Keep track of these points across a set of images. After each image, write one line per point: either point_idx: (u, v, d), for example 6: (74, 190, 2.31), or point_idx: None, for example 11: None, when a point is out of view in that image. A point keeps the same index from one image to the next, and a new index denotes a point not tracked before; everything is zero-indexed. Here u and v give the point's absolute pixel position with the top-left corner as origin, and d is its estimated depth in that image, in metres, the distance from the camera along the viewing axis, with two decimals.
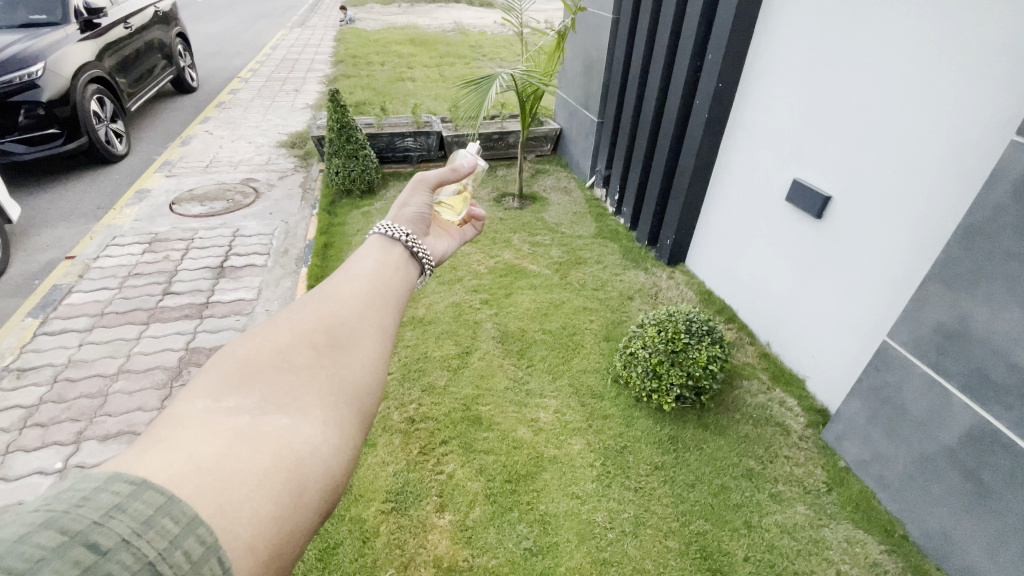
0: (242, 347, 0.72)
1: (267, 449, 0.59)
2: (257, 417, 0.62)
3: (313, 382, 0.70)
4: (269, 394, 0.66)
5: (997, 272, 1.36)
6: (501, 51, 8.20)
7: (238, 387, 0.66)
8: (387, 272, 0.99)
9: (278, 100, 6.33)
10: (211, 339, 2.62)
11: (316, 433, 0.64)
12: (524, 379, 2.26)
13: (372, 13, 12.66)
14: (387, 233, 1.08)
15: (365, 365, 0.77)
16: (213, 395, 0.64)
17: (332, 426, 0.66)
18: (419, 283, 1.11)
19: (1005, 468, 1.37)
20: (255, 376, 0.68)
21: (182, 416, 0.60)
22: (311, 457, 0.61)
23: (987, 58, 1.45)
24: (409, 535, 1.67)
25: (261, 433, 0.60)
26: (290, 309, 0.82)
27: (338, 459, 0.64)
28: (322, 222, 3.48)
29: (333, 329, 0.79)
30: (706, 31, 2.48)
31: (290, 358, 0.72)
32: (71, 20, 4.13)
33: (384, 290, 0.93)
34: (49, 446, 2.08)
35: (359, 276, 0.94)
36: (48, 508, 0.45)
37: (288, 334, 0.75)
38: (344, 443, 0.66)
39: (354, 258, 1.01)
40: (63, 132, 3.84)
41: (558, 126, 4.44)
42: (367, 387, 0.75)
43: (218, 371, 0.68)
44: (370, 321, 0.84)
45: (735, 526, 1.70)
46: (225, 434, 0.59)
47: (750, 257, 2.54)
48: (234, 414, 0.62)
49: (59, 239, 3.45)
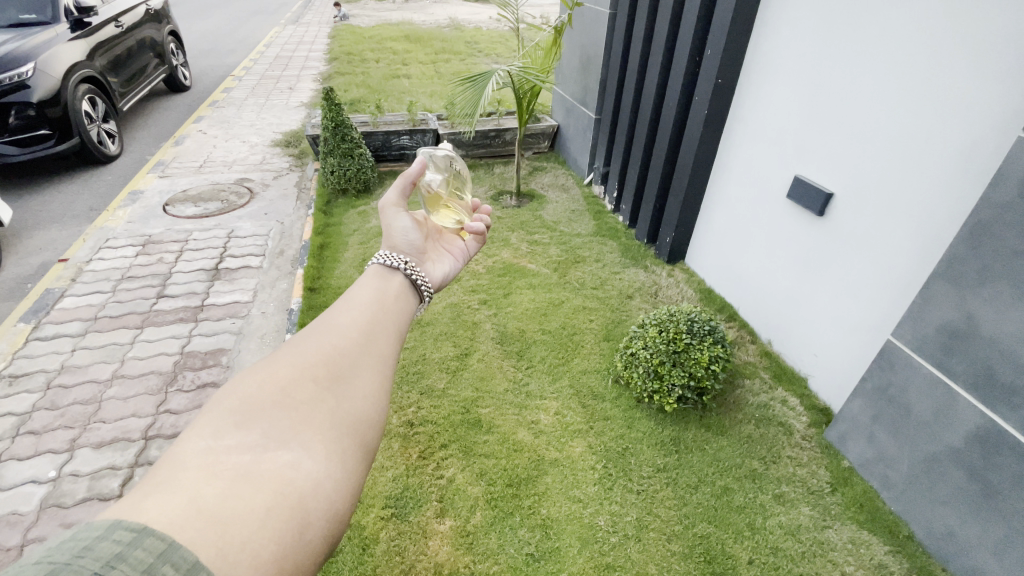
0: (244, 384, 0.70)
1: (269, 489, 0.57)
2: (258, 455, 0.61)
3: (315, 416, 0.68)
4: (270, 430, 0.64)
5: (1003, 271, 1.34)
6: (497, 47, 8.15)
7: (239, 424, 0.64)
8: (387, 300, 0.97)
9: (272, 98, 6.26)
10: (207, 343, 2.59)
11: (318, 469, 0.62)
12: (524, 380, 2.24)
13: (367, 9, 12.54)
14: (386, 263, 1.06)
15: (367, 398, 0.75)
16: (214, 432, 0.62)
17: (334, 461, 0.65)
18: (419, 311, 1.10)
19: (1011, 469, 1.36)
20: (256, 413, 0.66)
21: (183, 456, 0.58)
22: (314, 494, 0.60)
23: (986, 53, 1.44)
24: (410, 542, 1.64)
25: (263, 471, 0.59)
26: (290, 342, 0.80)
27: (340, 495, 0.63)
28: (318, 222, 3.44)
29: (334, 361, 0.77)
30: (705, 26, 2.45)
31: (291, 393, 0.70)
32: (62, 20, 4.07)
33: (385, 317, 0.91)
34: (42, 454, 2.05)
35: (359, 305, 0.91)
36: (48, 560, 0.43)
37: (289, 368, 0.73)
38: (347, 478, 0.65)
39: (354, 286, 0.99)
40: (54, 133, 3.79)
41: (555, 123, 4.40)
42: (369, 419, 0.73)
43: (219, 409, 0.66)
44: (372, 351, 0.82)
45: (738, 528, 1.68)
46: (226, 474, 0.57)
47: (751, 259, 2.52)
48: (236, 453, 0.60)
49: (50, 241, 3.40)
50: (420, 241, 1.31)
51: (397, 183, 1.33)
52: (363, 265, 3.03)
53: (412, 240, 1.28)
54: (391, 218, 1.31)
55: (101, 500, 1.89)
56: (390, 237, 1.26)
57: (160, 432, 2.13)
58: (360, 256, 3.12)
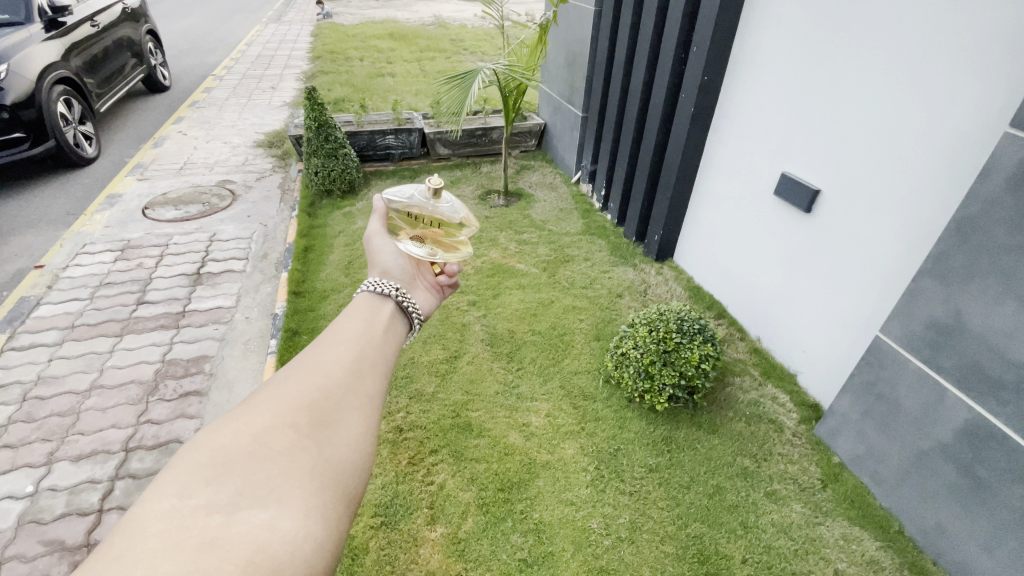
0: (217, 433, 0.64)
1: (238, 559, 0.53)
2: (228, 517, 0.56)
3: (295, 466, 0.63)
4: (243, 486, 0.59)
5: (991, 268, 1.35)
6: (483, 44, 8.09)
7: (209, 481, 0.59)
8: (374, 331, 0.93)
9: (254, 98, 6.15)
10: (189, 350, 2.53)
11: (296, 529, 0.58)
12: (514, 382, 2.22)
13: (350, 6, 12.33)
14: (376, 290, 1.04)
15: (351, 445, 0.70)
16: (180, 490, 0.57)
17: (315, 518, 0.60)
18: (410, 337, 1.07)
19: (1001, 464, 1.36)
20: (229, 466, 0.61)
21: (145, 522, 0.54)
22: (289, 558, 0.56)
23: (968, 49, 1.45)
24: (400, 551, 1.61)
25: (231, 538, 0.54)
26: (271, 382, 0.75)
27: (320, 556, 0.59)
28: (302, 224, 3.38)
29: (317, 405, 0.72)
30: (690, 23, 2.44)
31: (269, 443, 0.64)
32: (36, 20, 3.96)
33: (372, 351, 0.87)
34: (18, 469, 1.98)
35: (344, 340, 0.86)
36: None
37: (268, 413, 0.68)
38: (327, 536, 0.61)
39: (341, 317, 0.95)
40: (28, 136, 3.68)
41: (542, 121, 4.38)
42: (353, 468, 0.68)
43: (187, 462, 0.61)
44: (358, 390, 0.77)
45: (731, 527, 1.68)
46: (190, 544, 0.53)
47: (741, 259, 2.51)
48: (203, 515, 0.55)
49: (26, 247, 3.31)
50: (408, 265, 1.27)
51: (375, 215, 1.34)
52: (348, 267, 2.98)
53: (400, 265, 1.25)
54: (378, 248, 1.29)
55: (81, 515, 1.83)
56: (376, 262, 1.24)
57: (141, 443, 2.08)
58: (346, 258, 3.08)
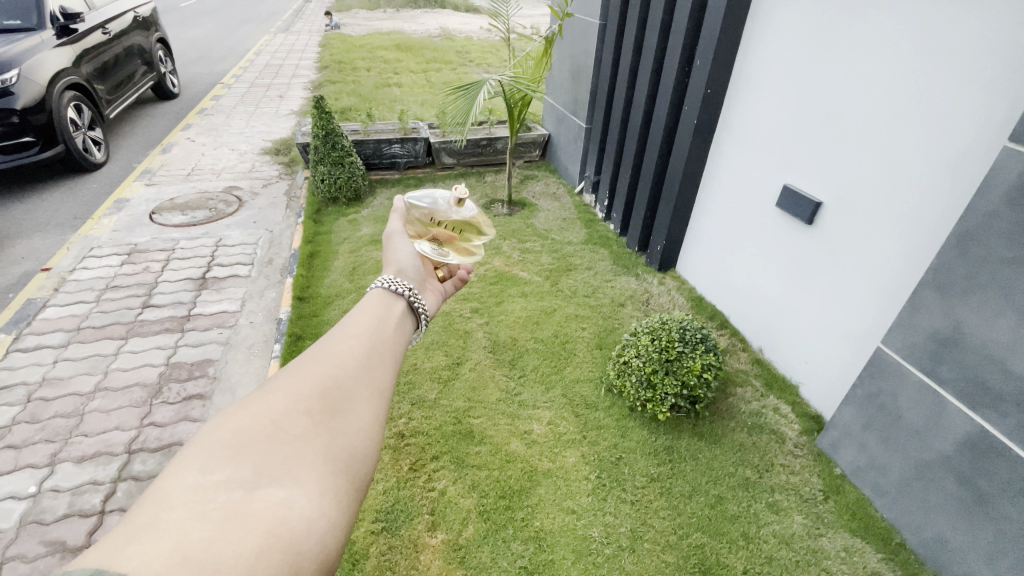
0: (236, 415, 0.65)
1: (259, 531, 0.54)
2: (248, 492, 0.57)
3: (309, 450, 0.64)
4: (261, 465, 0.60)
5: (991, 280, 1.36)
6: (489, 57, 8.20)
7: (229, 457, 0.60)
8: (385, 326, 0.94)
9: (261, 106, 6.22)
10: (193, 353, 2.54)
11: (311, 507, 0.59)
12: (516, 389, 2.23)
13: (357, 18, 12.48)
14: (389, 287, 1.05)
15: (362, 433, 0.71)
16: (202, 465, 0.58)
17: (329, 499, 0.61)
18: (415, 338, 1.08)
19: (1002, 477, 1.36)
20: (248, 446, 0.61)
21: (169, 493, 0.54)
22: (306, 535, 0.57)
23: (967, 63, 1.48)
24: (400, 557, 1.61)
25: (253, 511, 0.55)
26: (286, 370, 0.76)
27: (333, 535, 0.59)
28: (307, 230, 3.41)
29: (330, 394, 0.73)
30: (694, 37, 2.49)
31: (285, 427, 0.65)
32: (48, 26, 4.01)
33: (381, 345, 0.88)
34: (22, 469, 1.99)
35: (356, 333, 0.88)
36: None
37: (283, 399, 0.69)
38: (341, 517, 0.61)
39: (354, 311, 0.97)
40: (38, 140, 3.72)
41: (546, 132, 4.42)
42: (363, 454, 0.69)
43: (208, 441, 0.61)
44: (369, 382, 0.79)
45: (732, 538, 1.67)
46: (214, 515, 0.53)
47: (743, 265, 2.53)
48: (224, 489, 0.56)
49: (33, 250, 3.34)
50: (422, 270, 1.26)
51: (397, 215, 1.36)
52: (353, 274, 3.01)
53: (416, 264, 1.25)
54: (396, 247, 1.30)
55: (82, 516, 1.83)
56: (393, 262, 1.22)
57: (144, 446, 2.09)
58: (350, 264, 3.10)
